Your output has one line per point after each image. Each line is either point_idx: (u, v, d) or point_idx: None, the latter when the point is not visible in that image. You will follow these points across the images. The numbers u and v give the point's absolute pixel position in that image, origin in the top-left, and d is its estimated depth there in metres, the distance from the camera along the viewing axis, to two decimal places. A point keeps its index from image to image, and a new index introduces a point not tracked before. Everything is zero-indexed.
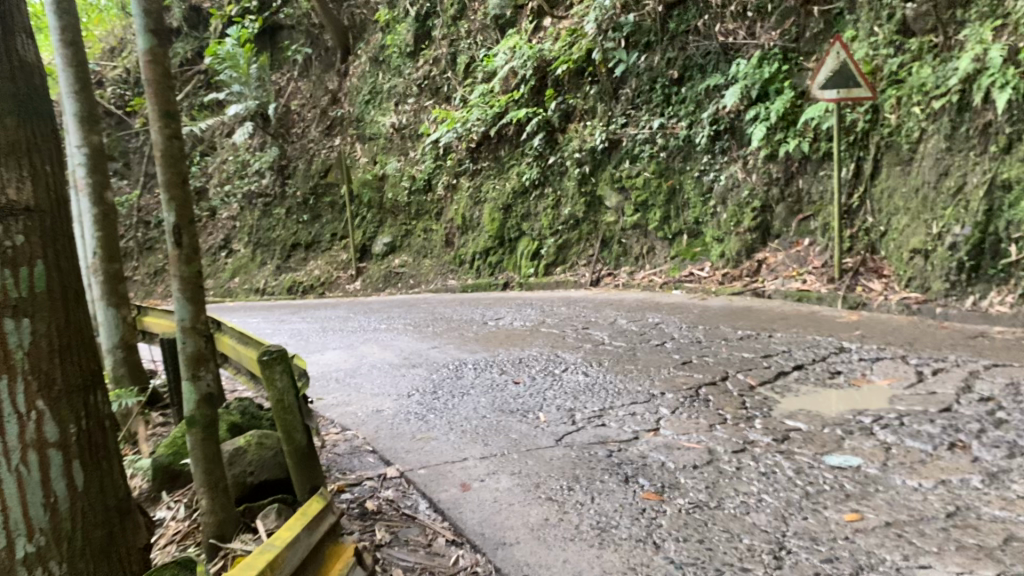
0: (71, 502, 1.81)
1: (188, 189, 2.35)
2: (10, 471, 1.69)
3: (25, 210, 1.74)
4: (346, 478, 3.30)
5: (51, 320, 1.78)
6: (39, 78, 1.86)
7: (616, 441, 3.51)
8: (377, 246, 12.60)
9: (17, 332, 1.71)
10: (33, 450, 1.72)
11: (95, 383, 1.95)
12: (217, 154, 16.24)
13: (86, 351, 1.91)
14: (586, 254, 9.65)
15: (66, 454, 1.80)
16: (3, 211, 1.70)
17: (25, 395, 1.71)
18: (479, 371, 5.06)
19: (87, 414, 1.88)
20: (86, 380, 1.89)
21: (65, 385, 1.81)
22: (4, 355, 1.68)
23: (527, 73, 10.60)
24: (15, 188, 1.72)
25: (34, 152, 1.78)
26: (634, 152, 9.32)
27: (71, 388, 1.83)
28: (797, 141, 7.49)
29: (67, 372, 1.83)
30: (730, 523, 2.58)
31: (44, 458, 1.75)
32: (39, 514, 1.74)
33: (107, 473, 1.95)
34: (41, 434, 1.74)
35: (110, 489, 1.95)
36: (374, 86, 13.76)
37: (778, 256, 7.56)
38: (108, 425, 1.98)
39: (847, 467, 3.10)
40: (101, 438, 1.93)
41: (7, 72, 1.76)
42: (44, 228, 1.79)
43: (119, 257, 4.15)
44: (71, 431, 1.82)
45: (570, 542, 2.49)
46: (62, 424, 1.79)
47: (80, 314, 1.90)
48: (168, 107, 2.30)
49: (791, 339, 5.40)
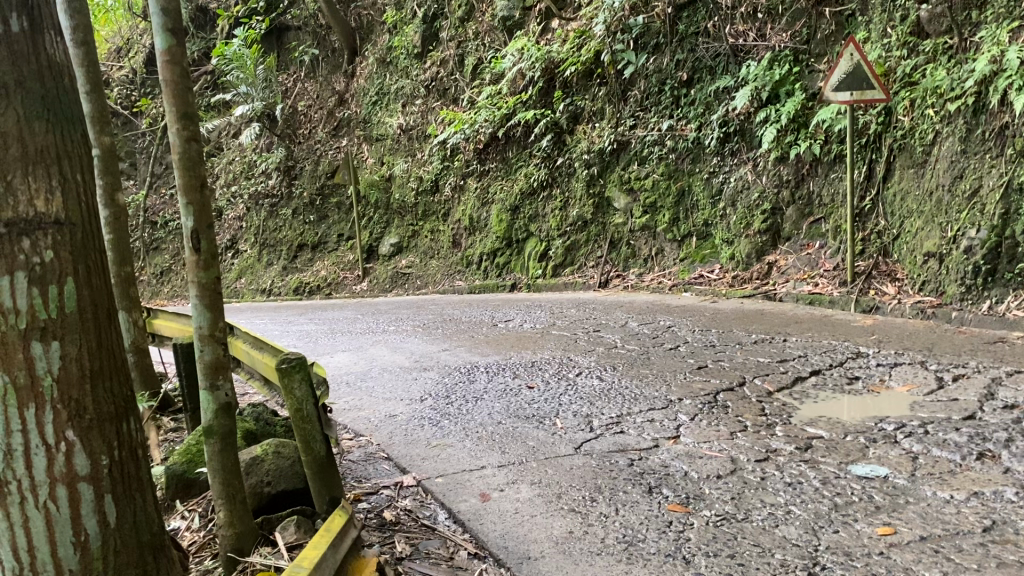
0: (102, 539, 1.78)
1: (206, 193, 2.28)
2: (37, 508, 1.67)
3: (53, 223, 1.66)
4: (362, 486, 3.23)
5: (82, 343, 1.72)
6: (67, 77, 1.76)
7: (637, 449, 3.44)
8: (383, 247, 12.55)
9: (46, 357, 1.66)
10: (62, 484, 1.69)
11: (130, 409, 1.89)
12: (222, 154, 16.19)
13: (119, 375, 1.84)
14: (595, 256, 9.59)
15: (97, 489, 1.76)
16: (31, 226, 1.62)
17: (53, 424, 1.67)
18: (492, 375, 5.00)
19: (120, 444, 1.83)
20: (119, 406, 1.83)
21: (96, 414, 1.76)
22: (32, 381, 1.64)
23: (535, 74, 10.53)
24: (43, 200, 1.64)
25: (65, 160, 1.70)
26: (642, 154, 9.26)
27: (103, 418, 1.77)
28: (808, 143, 7.42)
29: (98, 398, 1.77)
30: (760, 537, 2.52)
31: (74, 493, 1.72)
32: (67, 552, 1.72)
33: (140, 504, 1.90)
34: (70, 467, 1.70)
35: (143, 520, 1.91)
36: (381, 87, 13.70)
37: (788, 259, 7.49)
38: (142, 453, 1.93)
39: (874, 477, 3.03)
40: (134, 467, 1.88)
41: (38, 74, 1.67)
42: (75, 245, 1.71)
43: (131, 260, 4.08)
44: (103, 463, 1.77)
45: (598, 556, 2.42)
46: (93, 456, 1.75)
47: (113, 333, 1.84)
48: (185, 109, 2.23)
49: (807, 344, 5.33)
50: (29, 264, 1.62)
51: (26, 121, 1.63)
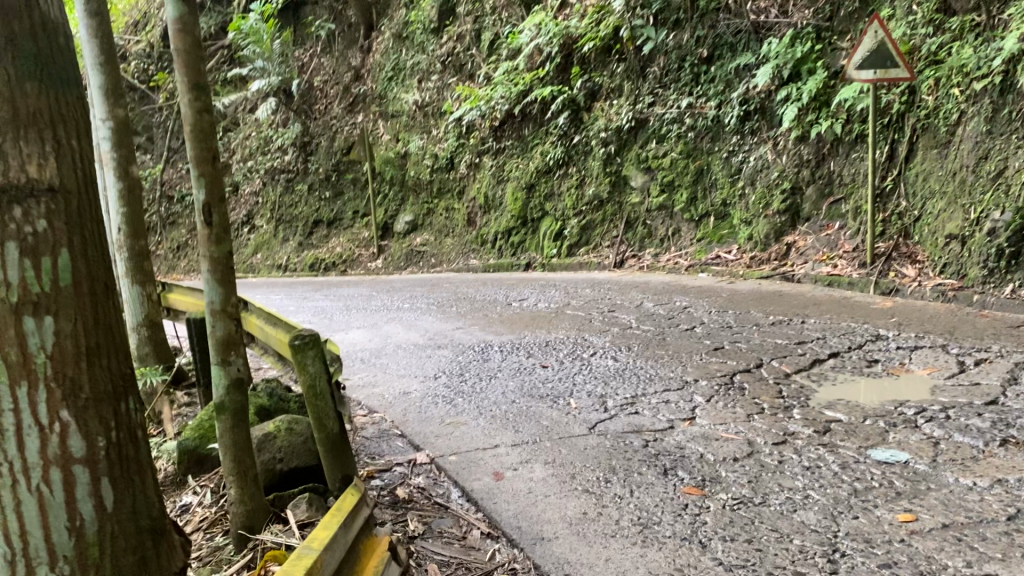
0: (99, 526, 1.46)
1: (218, 165, 2.24)
2: (26, 494, 1.37)
3: (48, 189, 1.38)
4: (375, 463, 3.21)
5: (80, 318, 1.43)
6: (65, 37, 1.48)
7: (652, 431, 3.40)
8: (398, 224, 12.52)
9: (39, 331, 1.37)
10: (55, 468, 1.39)
11: (133, 385, 1.58)
12: (238, 129, 16.17)
13: (122, 348, 1.54)
14: (610, 235, 9.51)
15: (93, 473, 1.45)
16: (22, 193, 1.35)
17: (47, 405, 1.38)
18: (506, 354, 4.97)
19: (121, 424, 1.52)
20: (122, 383, 1.53)
21: (94, 392, 1.45)
22: (23, 359, 1.35)
23: (552, 50, 10.41)
24: (36, 165, 1.37)
25: (60, 125, 1.42)
26: (661, 132, 9.17)
27: (102, 396, 1.47)
28: (830, 122, 7.30)
29: (98, 377, 1.47)
30: (778, 522, 2.48)
31: (67, 475, 1.41)
32: (62, 540, 1.41)
33: (142, 491, 1.58)
34: (64, 450, 1.40)
35: (148, 511, 1.59)
36: (397, 62, 13.61)
37: (807, 240, 7.39)
38: (144, 433, 1.62)
39: (894, 462, 2.98)
40: (134, 452, 1.56)
41: (28, 31, 1.39)
42: (72, 211, 1.43)
43: (143, 233, 4.08)
44: (100, 444, 1.46)
45: (612, 538, 2.39)
46: (89, 437, 1.44)
47: (117, 301, 1.54)
48: (197, 79, 2.19)
49: (825, 326, 5.26)
50: (18, 229, 1.34)
51: (17, 85, 1.36)
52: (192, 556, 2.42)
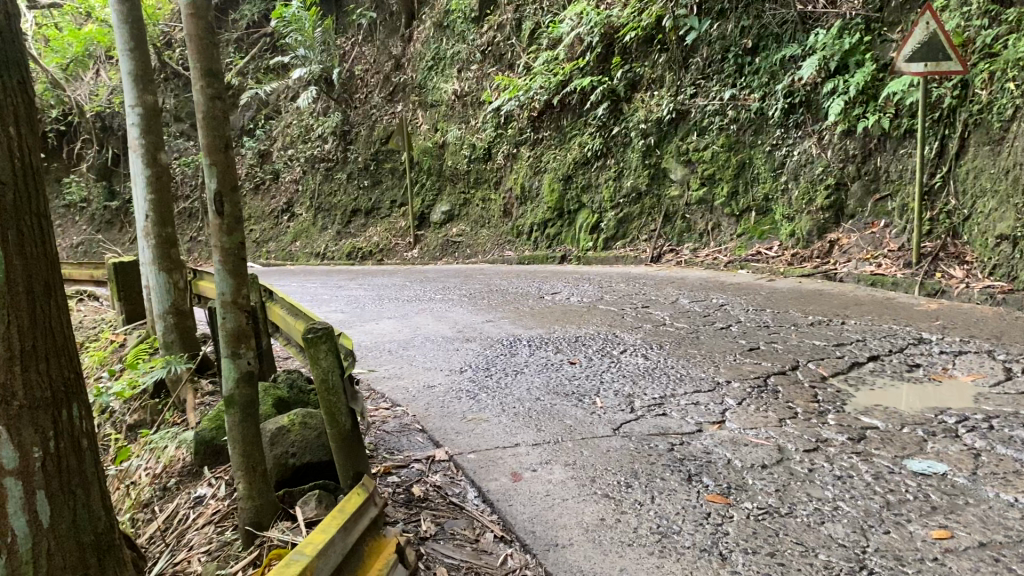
0: (33, 541, 1.71)
1: (230, 154, 2.19)
2: None
3: None
4: (394, 459, 3.16)
5: (11, 322, 1.64)
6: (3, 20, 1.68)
7: (678, 434, 3.30)
8: (434, 215, 12.48)
9: None
10: None
11: (74, 394, 1.82)
12: (280, 118, 16.26)
13: (59, 357, 1.76)
14: (648, 229, 9.36)
15: (28, 486, 1.70)
16: None
17: None
18: (534, 349, 4.89)
19: (61, 434, 1.76)
20: (60, 393, 1.76)
21: (28, 400, 1.68)
22: None
23: (593, 40, 10.28)
24: None
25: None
26: (702, 124, 9.00)
27: (37, 403, 1.70)
28: (877, 117, 7.07)
29: (32, 383, 1.69)
30: (804, 535, 2.37)
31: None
32: None
33: (84, 502, 1.84)
34: None
35: (89, 518, 1.85)
36: (437, 52, 13.56)
37: (851, 238, 7.17)
38: (88, 445, 1.87)
39: (932, 473, 2.84)
40: (75, 462, 1.81)
41: None
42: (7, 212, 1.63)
43: (171, 222, 4.07)
44: (35, 456, 1.70)
45: (628, 547, 2.30)
46: (23, 450, 1.68)
47: (57, 308, 1.75)
48: (210, 65, 2.14)
49: (866, 328, 5.08)
50: None
51: None
52: (201, 549, 2.40)
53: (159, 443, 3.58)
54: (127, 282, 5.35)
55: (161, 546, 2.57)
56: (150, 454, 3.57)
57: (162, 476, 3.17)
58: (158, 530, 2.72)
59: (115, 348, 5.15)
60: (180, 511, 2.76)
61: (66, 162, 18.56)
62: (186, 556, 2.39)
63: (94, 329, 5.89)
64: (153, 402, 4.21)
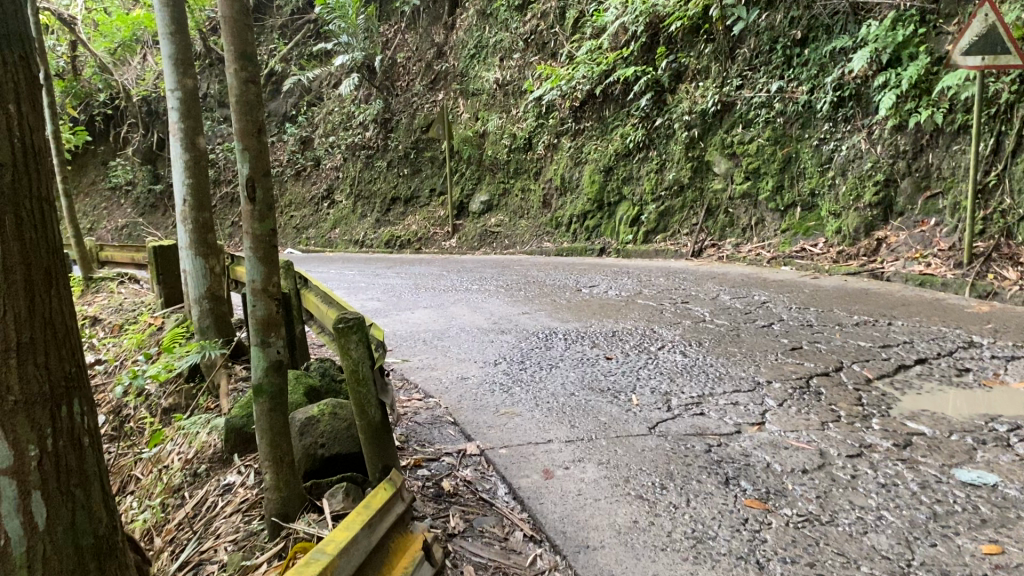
0: (27, 545, 1.67)
1: (263, 139, 2.15)
2: None
3: None
4: (424, 452, 3.12)
5: (10, 313, 1.61)
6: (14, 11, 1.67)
7: (716, 434, 3.21)
8: (473, 205, 12.44)
9: None
10: None
11: (75, 392, 1.79)
12: (322, 104, 16.33)
13: (60, 353, 1.73)
14: (689, 223, 9.22)
15: (22, 487, 1.66)
16: None
17: None
18: (570, 343, 4.82)
19: (59, 432, 1.73)
20: (58, 390, 1.73)
21: (23, 394, 1.65)
22: None
23: (637, 29, 10.11)
24: None
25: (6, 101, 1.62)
26: (748, 117, 8.83)
27: (33, 398, 1.66)
28: (930, 111, 6.87)
29: (28, 378, 1.66)
30: (845, 545, 2.28)
31: None
32: None
33: (83, 505, 1.80)
34: None
35: (89, 521, 1.81)
36: (480, 40, 13.48)
37: (899, 236, 6.97)
38: (89, 445, 1.84)
39: (981, 484, 2.72)
40: (75, 463, 1.78)
41: None
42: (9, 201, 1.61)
43: (209, 206, 4.07)
44: (30, 455, 1.67)
45: (661, 552, 2.23)
46: (18, 448, 1.65)
47: (56, 299, 1.72)
48: (244, 48, 2.10)
49: (913, 329, 4.93)
50: None
51: None
52: (228, 538, 2.38)
53: (192, 428, 3.59)
54: (166, 265, 5.38)
55: (189, 533, 2.57)
56: (183, 439, 3.58)
57: (193, 461, 3.18)
58: (187, 516, 2.72)
59: (153, 331, 5.20)
60: (209, 498, 2.76)
61: (113, 145, 18.87)
62: (213, 545, 2.38)
63: (133, 312, 5.96)
64: (189, 386, 4.24)
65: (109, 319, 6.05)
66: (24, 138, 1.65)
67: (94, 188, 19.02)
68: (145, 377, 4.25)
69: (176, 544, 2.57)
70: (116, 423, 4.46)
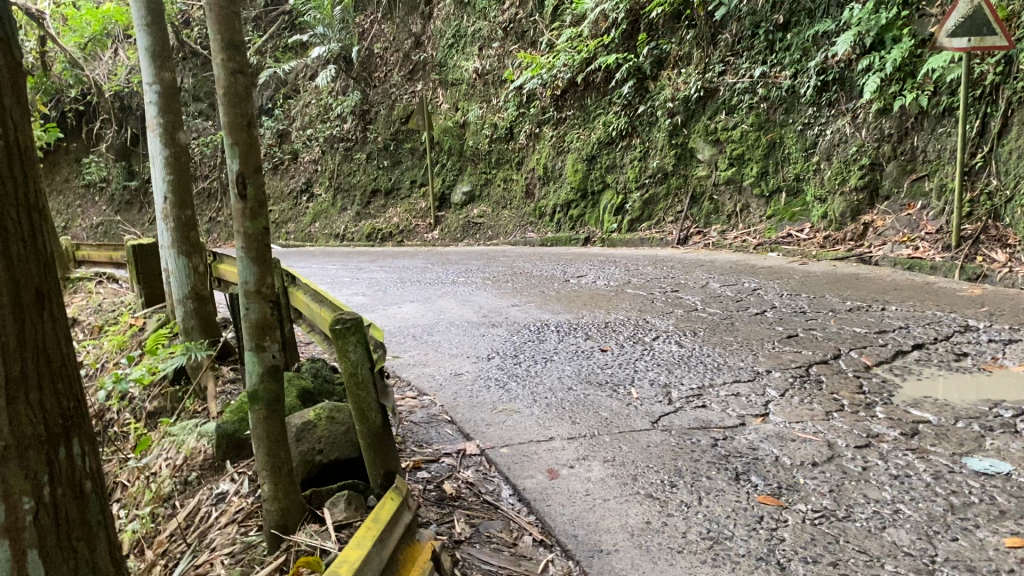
0: None
1: (253, 132, 2.04)
2: None
3: None
4: (422, 452, 3.03)
5: None
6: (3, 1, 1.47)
7: (721, 428, 3.13)
8: (455, 195, 12.32)
9: None
10: None
11: (75, 432, 1.57)
12: (298, 97, 16.09)
13: (56, 388, 1.51)
14: (674, 211, 9.18)
15: (16, 546, 1.45)
16: None
17: None
18: (563, 336, 4.74)
19: (57, 478, 1.52)
20: (55, 430, 1.51)
21: (15, 438, 1.44)
22: None
23: (618, 16, 10.01)
24: None
25: None
26: (731, 103, 8.78)
27: (25, 443, 1.45)
28: (915, 94, 6.83)
29: (19, 420, 1.44)
30: (866, 542, 2.21)
31: None
32: None
33: (87, 558, 1.58)
34: None
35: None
36: (458, 28, 13.31)
37: (886, 220, 6.94)
38: (93, 487, 1.62)
39: (994, 473, 2.66)
40: (76, 512, 1.56)
41: None
42: None
43: (191, 203, 3.92)
44: (25, 509, 1.46)
45: (678, 554, 2.15)
46: (8, 502, 1.43)
47: (51, 324, 1.50)
48: (232, 36, 1.98)
49: (907, 314, 4.89)
50: None
51: None
52: (224, 551, 2.28)
53: (180, 435, 3.48)
54: (147, 264, 5.23)
55: (182, 546, 2.46)
56: (170, 446, 3.47)
57: (183, 468, 3.06)
58: (180, 527, 2.62)
59: (135, 332, 5.05)
60: (203, 507, 2.65)
61: (86, 142, 18.54)
62: (209, 559, 2.27)
63: (114, 312, 5.81)
64: (174, 389, 4.14)
65: (89, 320, 5.89)
66: (11, 144, 1.44)
67: (68, 186, 18.70)
68: (128, 380, 4.12)
69: (169, 557, 2.46)
70: (100, 428, 4.33)
